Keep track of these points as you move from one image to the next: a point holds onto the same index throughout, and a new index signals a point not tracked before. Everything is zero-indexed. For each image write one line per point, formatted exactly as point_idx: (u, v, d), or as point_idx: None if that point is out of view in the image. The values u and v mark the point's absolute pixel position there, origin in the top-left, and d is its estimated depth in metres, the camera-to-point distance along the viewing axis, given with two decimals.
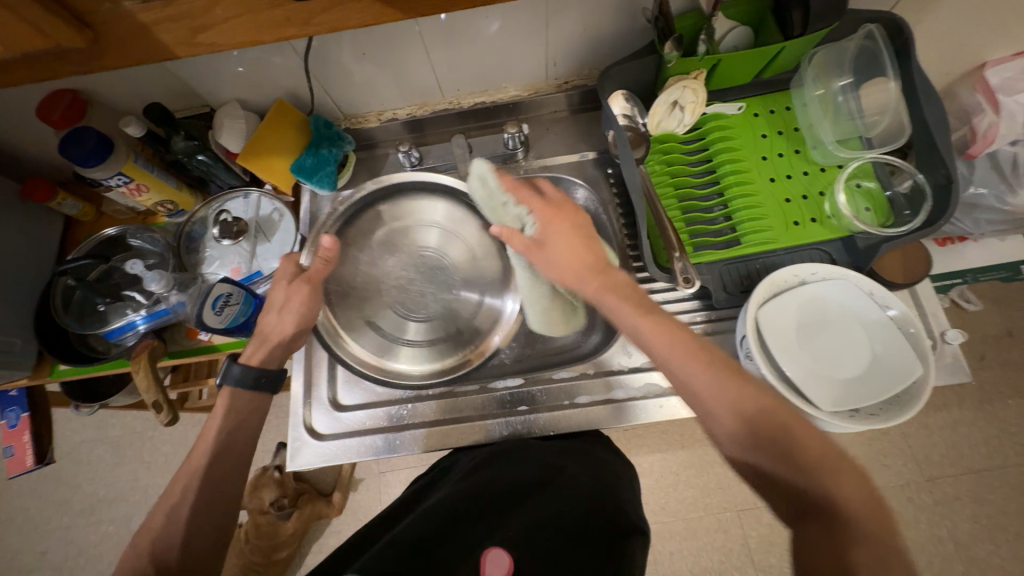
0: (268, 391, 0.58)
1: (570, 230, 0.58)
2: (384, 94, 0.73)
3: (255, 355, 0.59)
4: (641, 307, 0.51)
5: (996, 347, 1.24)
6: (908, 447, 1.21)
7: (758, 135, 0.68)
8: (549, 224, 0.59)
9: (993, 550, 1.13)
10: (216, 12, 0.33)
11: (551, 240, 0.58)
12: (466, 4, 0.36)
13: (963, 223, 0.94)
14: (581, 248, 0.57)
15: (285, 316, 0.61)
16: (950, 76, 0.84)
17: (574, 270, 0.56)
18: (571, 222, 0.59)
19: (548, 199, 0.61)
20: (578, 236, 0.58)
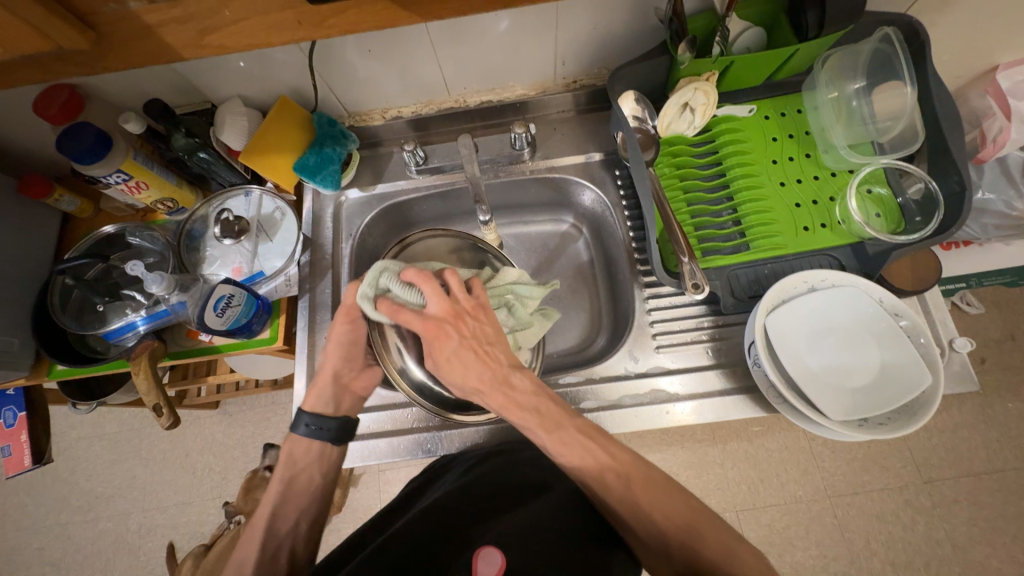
0: (326, 440, 0.59)
1: (461, 346, 0.50)
2: (388, 92, 0.72)
3: (314, 401, 0.60)
4: (548, 422, 0.50)
5: (997, 351, 1.25)
6: (906, 449, 1.22)
7: (769, 139, 0.67)
8: (435, 343, 0.50)
9: (991, 553, 1.14)
10: (224, 16, 0.32)
11: (451, 356, 0.49)
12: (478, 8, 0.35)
13: (971, 227, 0.94)
14: (475, 361, 0.49)
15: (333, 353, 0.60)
16: (962, 79, 0.83)
17: (471, 385, 0.50)
18: (466, 326, 0.51)
19: (432, 308, 0.50)
20: (472, 348, 0.50)
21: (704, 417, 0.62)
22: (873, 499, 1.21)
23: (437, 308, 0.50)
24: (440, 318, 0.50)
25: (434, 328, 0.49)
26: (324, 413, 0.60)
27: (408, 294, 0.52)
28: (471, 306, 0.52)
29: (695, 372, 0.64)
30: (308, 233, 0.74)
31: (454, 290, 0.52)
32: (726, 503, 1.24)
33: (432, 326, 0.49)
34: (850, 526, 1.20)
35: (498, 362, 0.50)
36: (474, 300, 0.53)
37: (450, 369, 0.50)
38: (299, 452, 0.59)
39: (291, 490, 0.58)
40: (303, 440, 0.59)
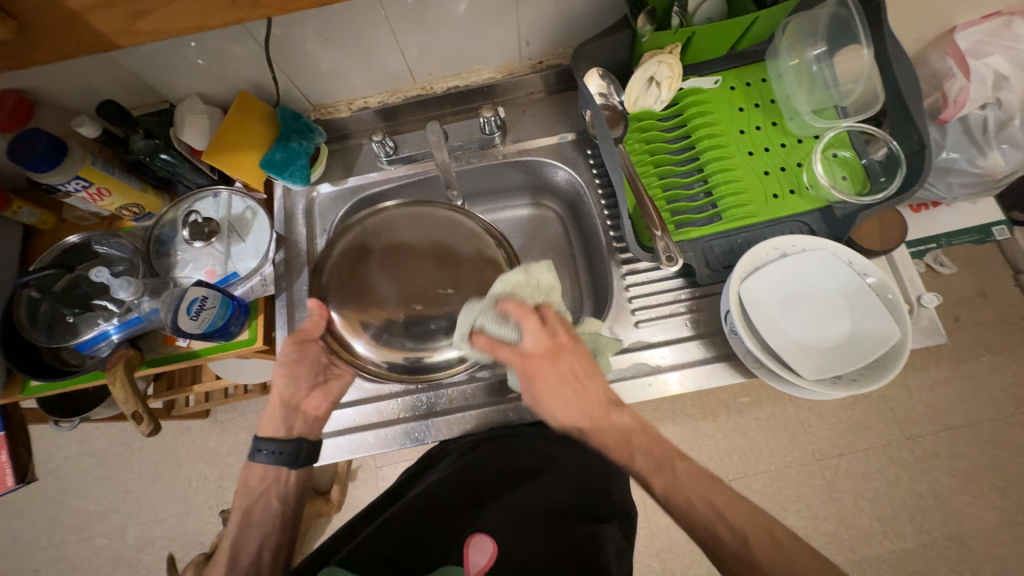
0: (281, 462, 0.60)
1: (560, 381, 0.53)
2: (353, 82, 0.70)
3: (267, 426, 0.62)
4: (651, 464, 0.49)
5: (969, 308, 1.30)
6: (887, 409, 1.27)
7: (735, 109, 0.67)
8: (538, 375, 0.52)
9: (971, 502, 1.20)
10: None
11: (553, 387, 0.52)
12: None
13: (936, 187, 0.97)
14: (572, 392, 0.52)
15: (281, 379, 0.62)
16: (921, 41, 0.85)
17: (572, 419, 0.53)
18: (566, 363, 0.53)
19: (531, 347, 0.52)
20: (572, 387, 0.53)
21: (686, 387, 0.63)
22: (859, 458, 1.25)
23: (542, 345, 0.52)
24: (540, 353, 0.52)
25: (534, 366, 0.52)
26: (277, 433, 0.61)
27: (508, 334, 0.52)
28: (570, 343, 0.53)
29: (675, 343, 0.65)
30: (281, 230, 0.73)
31: (553, 327, 0.53)
32: (719, 473, 1.27)
33: (534, 366, 0.52)
34: (838, 486, 1.24)
35: (597, 398, 0.52)
36: (569, 334, 0.54)
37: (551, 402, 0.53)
38: (255, 477, 0.61)
39: (246, 520, 0.60)
40: (265, 467, 0.61)
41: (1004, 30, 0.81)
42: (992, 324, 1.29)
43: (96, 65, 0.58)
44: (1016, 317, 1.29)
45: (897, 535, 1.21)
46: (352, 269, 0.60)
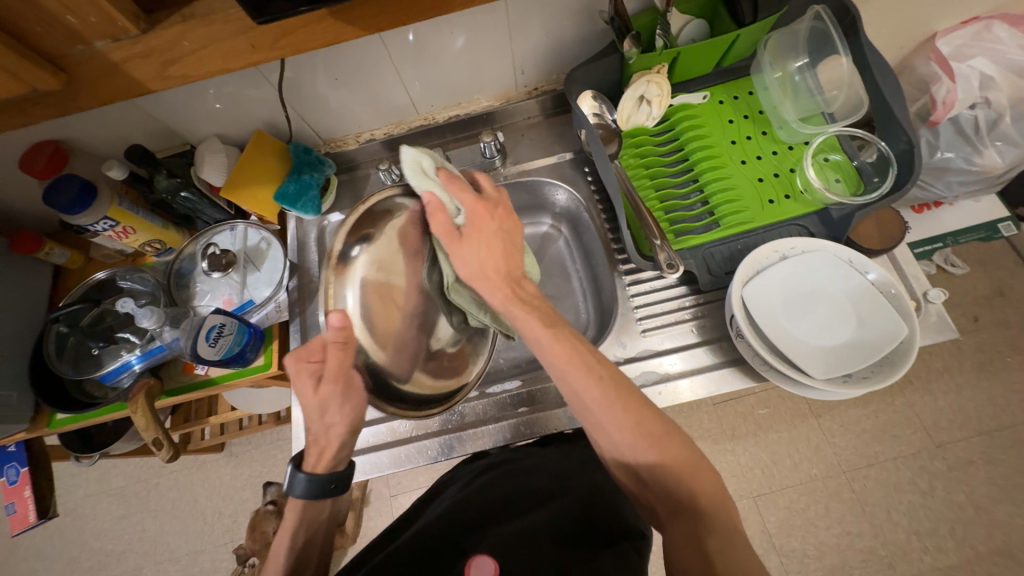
0: (336, 496, 0.54)
1: (492, 235, 0.50)
2: (359, 117, 0.75)
3: (319, 463, 0.53)
4: (548, 319, 0.49)
5: (987, 308, 1.28)
6: (913, 416, 1.24)
7: (725, 121, 0.70)
8: (476, 224, 0.49)
9: (1015, 511, 1.15)
10: (184, 45, 0.36)
11: (480, 238, 0.49)
12: (419, 16, 0.38)
13: (935, 187, 0.96)
14: (500, 245, 0.50)
15: (332, 424, 0.51)
16: (905, 49, 0.88)
17: (483, 272, 0.49)
18: (503, 224, 0.52)
19: (469, 199, 0.50)
20: (500, 246, 0.50)
21: (695, 394, 0.63)
22: (889, 469, 1.21)
23: (472, 217, 0.49)
24: (476, 210, 0.50)
25: (481, 209, 0.50)
26: (335, 466, 0.54)
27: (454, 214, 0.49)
28: (503, 208, 0.52)
29: (683, 350, 0.65)
30: (294, 258, 0.77)
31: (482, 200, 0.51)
32: (743, 490, 1.24)
33: (478, 216, 0.50)
34: (869, 499, 1.20)
35: (516, 263, 0.51)
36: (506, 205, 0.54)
37: (468, 246, 0.48)
38: (315, 515, 0.54)
39: (301, 550, 0.54)
40: (315, 504, 0.54)
41: (984, 33, 0.83)
42: (1014, 323, 1.26)
43: (125, 113, 0.64)
44: None
45: (939, 551, 1.15)
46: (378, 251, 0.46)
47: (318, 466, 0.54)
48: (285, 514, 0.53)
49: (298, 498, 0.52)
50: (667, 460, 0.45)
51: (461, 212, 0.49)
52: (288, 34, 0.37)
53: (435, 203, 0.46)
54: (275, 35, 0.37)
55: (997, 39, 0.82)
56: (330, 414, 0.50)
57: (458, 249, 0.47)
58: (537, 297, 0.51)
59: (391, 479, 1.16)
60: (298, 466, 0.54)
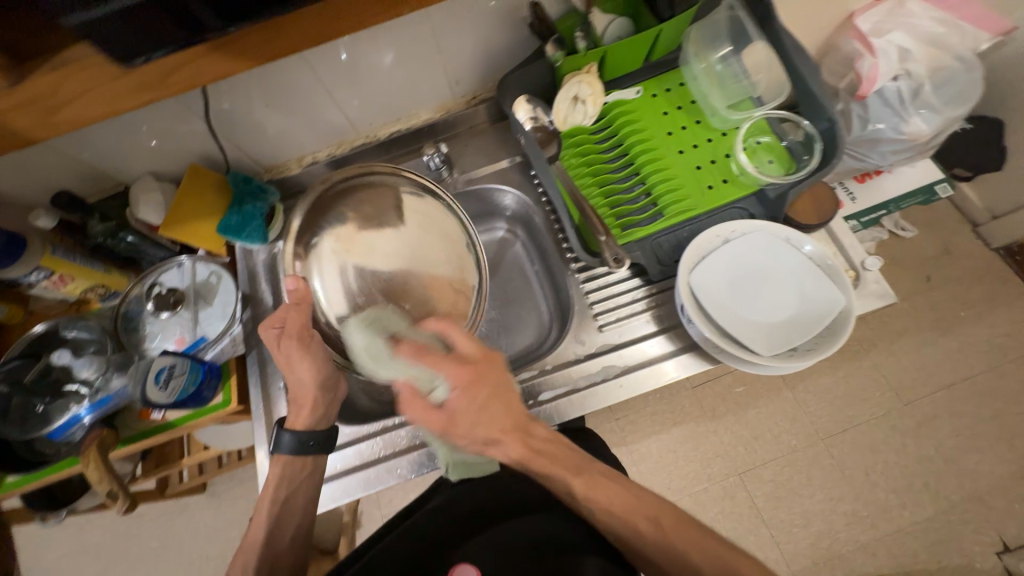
0: (318, 452, 0.61)
1: (492, 398, 0.46)
2: (296, 140, 0.74)
3: (299, 419, 0.61)
4: (572, 468, 0.50)
5: (937, 267, 1.34)
6: (880, 377, 1.29)
7: (660, 113, 0.72)
8: (466, 395, 0.45)
9: (980, 459, 1.21)
10: (62, 92, 0.36)
11: (477, 405, 0.45)
12: (307, 43, 0.38)
13: (871, 157, 1.00)
14: (502, 400, 0.47)
15: (303, 378, 0.60)
16: (827, 29, 0.92)
17: (490, 436, 0.46)
18: (495, 377, 0.47)
19: (465, 353, 0.48)
20: (501, 403, 0.47)
21: (657, 383, 0.64)
22: (863, 432, 1.25)
23: (448, 396, 0.45)
24: (462, 384, 0.45)
25: (467, 375, 0.46)
26: (314, 427, 0.61)
27: (434, 392, 0.46)
28: (503, 354, 0.49)
29: (641, 341, 0.66)
30: (246, 289, 0.75)
31: (457, 370, 0.45)
32: (728, 468, 1.27)
33: (467, 377, 0.46)
34: (847, 463, 1.24)
35: (521, 412, 0.48)
36: (480, 351, 0.48)
37: (474, 422, 0.46)
38: (295, 471, 0.60)
39: (284, 510, 0.59)
40: (293, 459, 0.60)
41: (899, 8, 0.89)
42: (963, 279, 1.33)
43: (48, 158, 0.62)
44: (984, 269, 1.33)
45: (916, 505, 1.19)
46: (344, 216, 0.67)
47: (299, 419, 0.61)
48: (272, 469, 0.60)
49: (286, 451, 0.59)
50: (663, 531, 0.49)
51: (439, 384, 0.46)
52: (169, 71, 0.36)
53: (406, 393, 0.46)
54: (154, 73, 0.36)
55: (911, 14, 0.89)
56: (296, 368, 0.59)
57: (456, 431, 0.45)
58: (559, 445, 0.51)
59: (380, 500, 1.14)
60: (282, 425, 0.61)
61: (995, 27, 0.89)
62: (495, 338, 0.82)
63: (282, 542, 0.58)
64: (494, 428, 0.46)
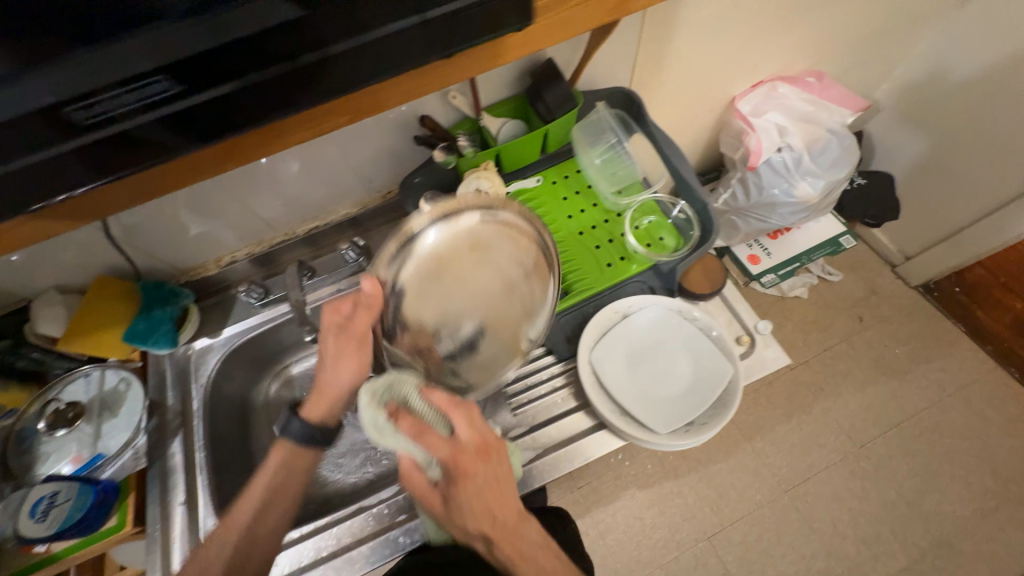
0: (325, 446, 0.58)
1: (484, 485, 0.46)
2: (212, 243, 0.75)
3: (315, 409, 0.57)
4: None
5: (868, 307, 1.39)
6: (832, 421, 1.28)
7: (560, 198, 0.76)
8: (459, 478, 0.45)
9: (941, 499, 1.20)
10: None
11: (466, 490, 0.45)
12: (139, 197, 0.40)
13: (773, 218, 1.08)
14: (486, 494, 0.46)
15: (342, 378, 0.55)
16: (715, 111, 1.03)
17: (478, 530, 0.46)
18: (485, 470, 0.46)
19: (460, 436, 0.45)
20: (481, 498, 0.45)
21: (572, 466, 0.63)
22: (825, 481, 1.23)
23: (449, 469, 0.46)
24: (461, 469, 0.45)
25: (464, 461, 0.45)
26: (326, 423, 0.57)
27: (432, 471, 0.47)
28: (493, 447, 0.47)
29: (553, 423, 0.66)
30: (155, 396, 0.73)
31: (460, 442, 0.45)
32: (696, 533, 1.20)
33: (467, 458, 0.45)
34: (814, 516, 1.20)
35: (512, 509, 0.47)
36: (483, 438, 0.46)
37: (456, 511, 0.46)
38: (297, 462, 0.57)
39: (256, 523, 0.54)
40: (300, 450, 0.57)
41: (773, 92, 1.00)
42: (894, 317, 1.38)
43: None
44: (911, 306, 1.38)
45: (886, 555, 1.16)
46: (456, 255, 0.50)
47: (317, 402, 0.57)
48: (274, 455, 0.57)
49: (293, 439, 0.56)
50: None
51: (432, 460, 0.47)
52: (22, 227, 0.38)
53: (405, 463, 0.46)
54: (9, 230, 0.38)
55: (783, 96, 1.00)
56: (342, 367, 0.55)
57: (451, 513, 0.46)
58: (540, 547, 0.47)
59: None
60: (299, 412, 0.57)
61: (854, 104, 1.04)
62: None
63: (250, 560, 0.53)
64: (477, 522, 0.45)
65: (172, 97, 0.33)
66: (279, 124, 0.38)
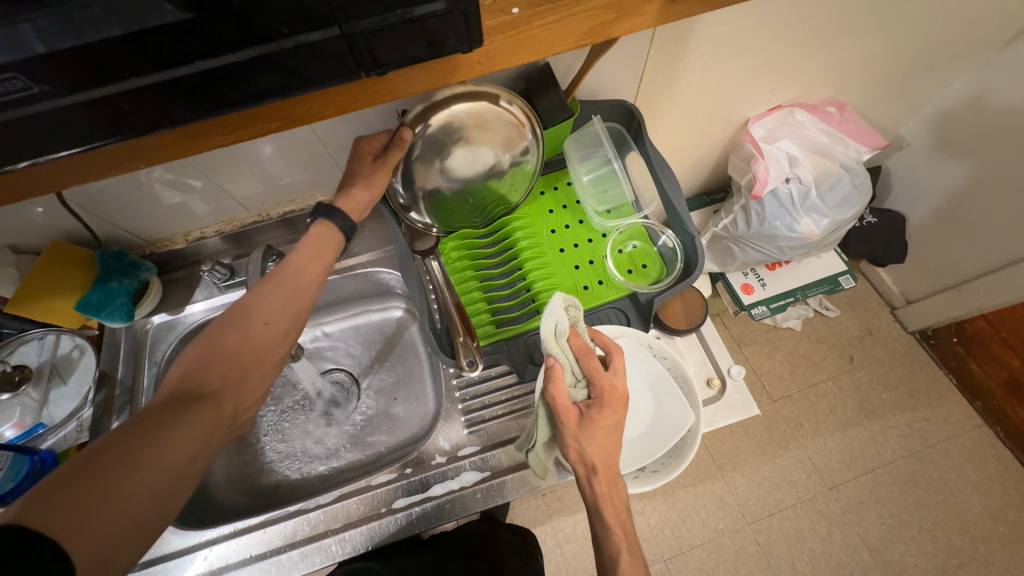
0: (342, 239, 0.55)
1: (612, 426, 0.56)
2: (178, 219, 0.72)
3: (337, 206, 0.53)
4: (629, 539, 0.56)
5: (860, 347, 1.35)
6: (807, 459, 1.26)
7: (546, 211, 0.71)
8: (605, 409, 0.55)
9: (905, 550, 1.18)
10: None
11: (603, 424, 0.55)
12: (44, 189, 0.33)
13: (770, 249, 1.04)
14: (610, 433, 0.55)
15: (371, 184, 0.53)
16: (727, 131, 0.97)
17: (592, 462, 0.55)
18: (610, 417, 0.55)
19: (608, 381, 0.56)
20: (608, 433, 0.55)
21: (517, 493, 0.63)
22: (790, 518, 1.21)
23: (599, 393, 0.56)
24: (609, 398, 0.56)
25: (614, 398, 0.56)
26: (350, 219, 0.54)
27: (578, 391, 0.57)
28: (622, 400, 0.57)
29: (504, 447, 0.65)
30: (107, 368, 0.72)
31: (612, 383, 0.56)
32: (653, 554, 1.19)
33: (615, 396, 0.56)
34: (774, 552, 1.19)
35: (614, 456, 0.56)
36: (620, 389, 0.57)
37: (592, 439, 0.54)
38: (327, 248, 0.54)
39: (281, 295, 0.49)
40: (329, 236, 0.54)
41: (789, 118, 0.95)
42: (885, 360, 1.34)
43: None
44: (904, 352, 1.34)
45: None
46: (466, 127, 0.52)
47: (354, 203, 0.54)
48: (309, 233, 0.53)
49: (323, 219, 0.53)
50: None
51: (583, 385, 0.57)
52: None
53: (559, 375, 0.54)
54: None
55: (799, 124, 0.95)
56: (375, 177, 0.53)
57: (584, 434, 0.55)
58: (618, 494, 0.57)
59: None
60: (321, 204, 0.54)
61: (871, 141, 0.98)
62: (380, 420, 0.79)
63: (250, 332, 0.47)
64: (591, 454, 0.55)
65: (36, 97, 0.25)
66: (223, 120, 0.32)
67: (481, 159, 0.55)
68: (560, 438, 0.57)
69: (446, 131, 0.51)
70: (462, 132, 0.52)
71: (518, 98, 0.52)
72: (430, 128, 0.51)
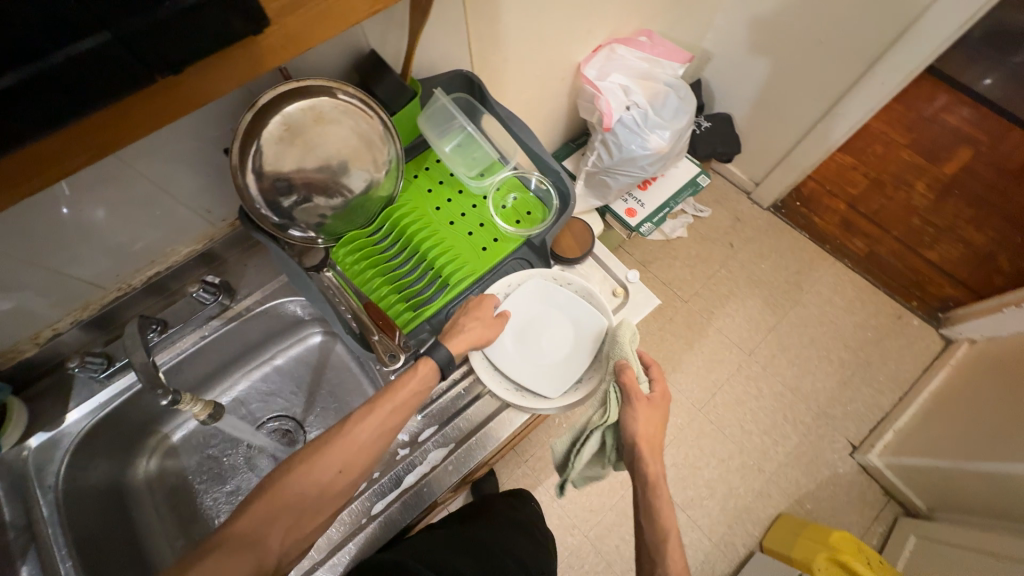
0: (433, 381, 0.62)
1: (660, 423, 0.63)
2: (18, 324, 0.62)
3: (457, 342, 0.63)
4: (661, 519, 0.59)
5: (734, 232, 1.58)
6: (724, 338, 1.46)
7: (425, 191, 0.74)
8: (656, 403, 0.63)
9: (814, 378, 1.42)
10: None
11: (655, 418, 0.62)
12: None
13: (633, 170, 1.16)
14: (657, 430, 0.62)
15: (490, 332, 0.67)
16: (566, 78, 1.06)
17: (643, 442, 0.61)
18: (658, 416, 0.63)
19: (658, 386, 0.65)
20: (657, 427, 0.62)
21: (485, 451, 0.66)
22: (727, 391, 1.40)
23: (659, 391, 0.64)
24: (657, 396, 0.64)
25: (661, 400, 0.64)
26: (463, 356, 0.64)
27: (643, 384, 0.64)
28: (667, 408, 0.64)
29: (460, 416, 0.68)
30: None
31: (665, 387, 0.65)
32: None
33: (661, 401, 0.64)
34: (724, 423, 1.37)
35: (658, 447, 0.62)
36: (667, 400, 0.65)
37: (644, 421, 0.61)
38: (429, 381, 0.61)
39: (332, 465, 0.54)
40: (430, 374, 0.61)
41: (612, 54, 1.06)
42: (755, 237, 1.58)
43: None
44: (767, 225, 1.59)
45: (784, 438, 1.35)
46: (304, 120, 0.54)
47: (457, 345, 0.63)
48: (421, 369, 0.61)
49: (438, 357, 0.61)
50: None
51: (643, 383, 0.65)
52: None
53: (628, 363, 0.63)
54: None
55: (622, 57, 1.06)
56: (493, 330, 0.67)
57: (642, 417, 0.62)
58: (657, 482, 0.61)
59: None
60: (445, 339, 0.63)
61: (681, 57, 1.14)
62: None
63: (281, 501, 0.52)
64: (639, 432, 0.61)
65: None
66: (24, 155, 0.29)
67: (329, 145, 0.56)
68: (622, 418, 0.62)
69: (285, 124, 0.53)
70: (301, 123, 0.54)
71: (353, 88, 0.57)
72: (269, 129, 0.53)
